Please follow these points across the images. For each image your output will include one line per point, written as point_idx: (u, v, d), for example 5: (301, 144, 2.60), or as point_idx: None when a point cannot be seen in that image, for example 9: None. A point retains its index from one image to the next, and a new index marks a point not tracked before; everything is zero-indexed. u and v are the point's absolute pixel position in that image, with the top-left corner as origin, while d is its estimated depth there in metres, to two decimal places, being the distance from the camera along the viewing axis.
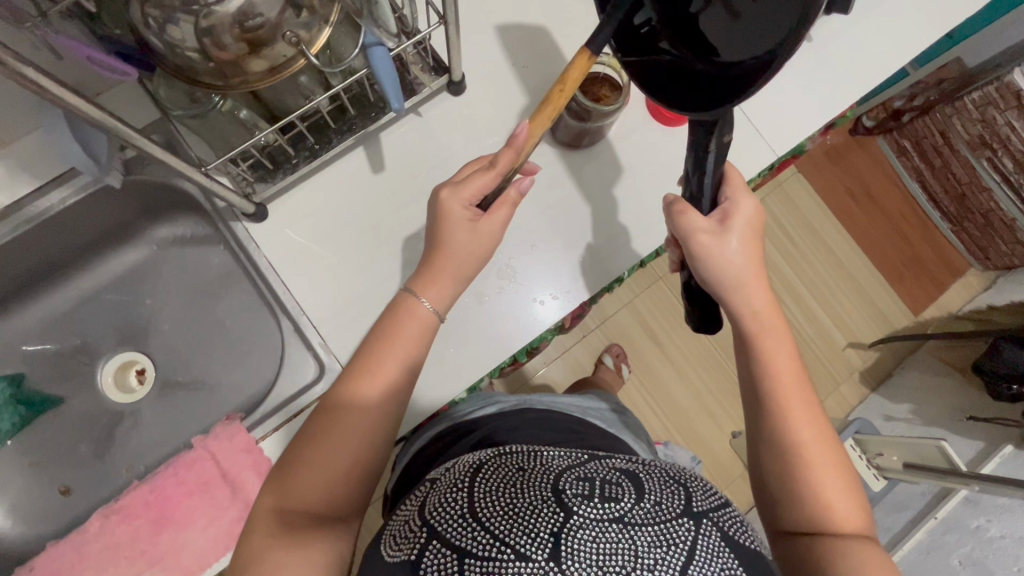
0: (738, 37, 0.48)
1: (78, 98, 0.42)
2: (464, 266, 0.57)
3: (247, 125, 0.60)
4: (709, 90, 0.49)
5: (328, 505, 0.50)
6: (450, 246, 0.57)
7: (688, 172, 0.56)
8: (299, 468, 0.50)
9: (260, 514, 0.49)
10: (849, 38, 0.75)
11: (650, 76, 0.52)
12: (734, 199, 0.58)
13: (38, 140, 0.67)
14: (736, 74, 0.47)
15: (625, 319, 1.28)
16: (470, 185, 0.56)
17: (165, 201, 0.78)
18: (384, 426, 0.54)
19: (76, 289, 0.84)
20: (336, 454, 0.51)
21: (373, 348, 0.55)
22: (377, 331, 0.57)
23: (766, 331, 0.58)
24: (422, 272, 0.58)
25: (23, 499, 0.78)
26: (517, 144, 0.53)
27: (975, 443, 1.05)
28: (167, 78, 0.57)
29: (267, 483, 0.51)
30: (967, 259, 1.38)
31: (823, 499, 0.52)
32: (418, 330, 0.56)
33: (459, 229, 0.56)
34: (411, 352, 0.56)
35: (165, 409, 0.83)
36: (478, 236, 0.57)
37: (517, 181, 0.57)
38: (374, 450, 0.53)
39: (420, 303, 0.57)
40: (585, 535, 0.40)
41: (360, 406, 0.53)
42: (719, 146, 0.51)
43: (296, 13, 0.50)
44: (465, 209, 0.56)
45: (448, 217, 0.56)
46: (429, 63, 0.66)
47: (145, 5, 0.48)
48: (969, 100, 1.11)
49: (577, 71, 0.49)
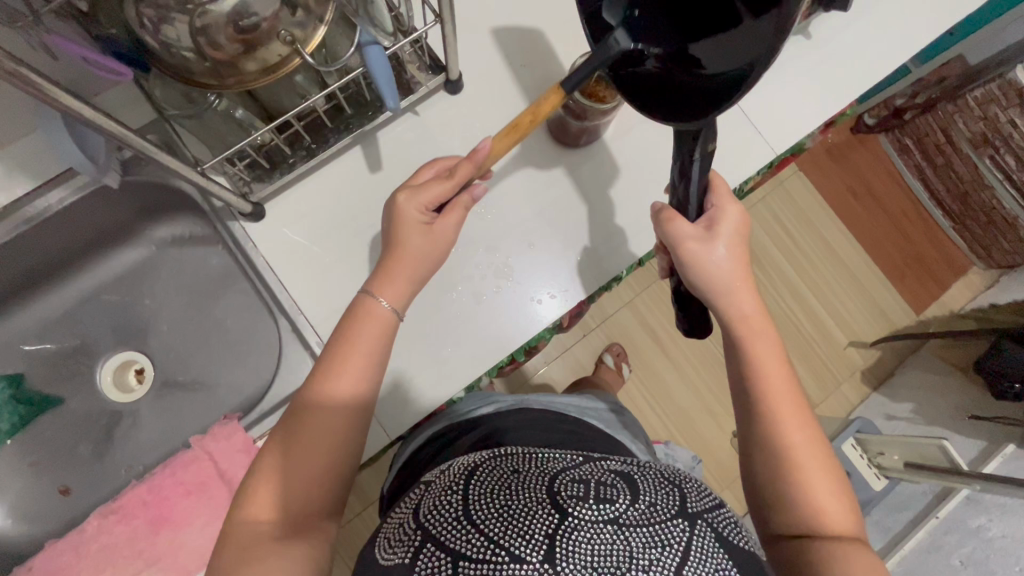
0: (720, 46, 0.49)
1: (71, 97, 0.42)
2: (418, 266, 0.57)
3: (243, 125, 0.60)
4: (691, 103, 0.50)
5: (305, 513, 0.50)
6: (404, 247, 0.56)
7: (675, 181, 0.57)
8: (274, 477, 0.50)
9: (237, 526, 0.48)
10: (849, 35, 0.74)
11: (636, 89, 0.52)
12: (720, 206, 0.58)
13: (35, 141, 0.67)
14: (717, 88, 0.48)
15: (625, 318, 1.27)
16: (425, 190, 0.56)
17: (163, 202, 0.78)
18: (356, 428, 0.53)
19: (74, 289, 0.84)
20: (310, 460, 0.51)
21: (336, 348, 0.54)
22: (337, 335, 0.55)
23: (756, 334, 0.58)
24: (377, 273, 0.57)
25: (23, 498, 0.79)
26: (479, 158, 0.54)
27: (977, 442, 1.05)
28: (162, 78, 0.56)
29: (244, 491, 0.50)
30: (970, 257, 1.37)
31: (815, 502, 0.51)
32: (378, 328, 0.55)
33: (412, 230, 0.56)
34: (376, 350, 0.55)
35: (164, 409, 0.83)
36: (434, 240, 0.57)
37: (472, 188, 0.57)
38: (348, 453, 0.53)
39: (377, 301, 0.56)
40: (580, 537, 0.40)
41: (333, 400, 0.52)
42: (704, 153, 0.52)
43: (292, 12, 0.50)
44: (420, 212, 0.56)
45: (400, 221, 0.56)
46: (426, 62, 0.66)
47: (139, 4, 0.48)
48: (972, 97, 1.10)
49: (546, 106, 0.50)
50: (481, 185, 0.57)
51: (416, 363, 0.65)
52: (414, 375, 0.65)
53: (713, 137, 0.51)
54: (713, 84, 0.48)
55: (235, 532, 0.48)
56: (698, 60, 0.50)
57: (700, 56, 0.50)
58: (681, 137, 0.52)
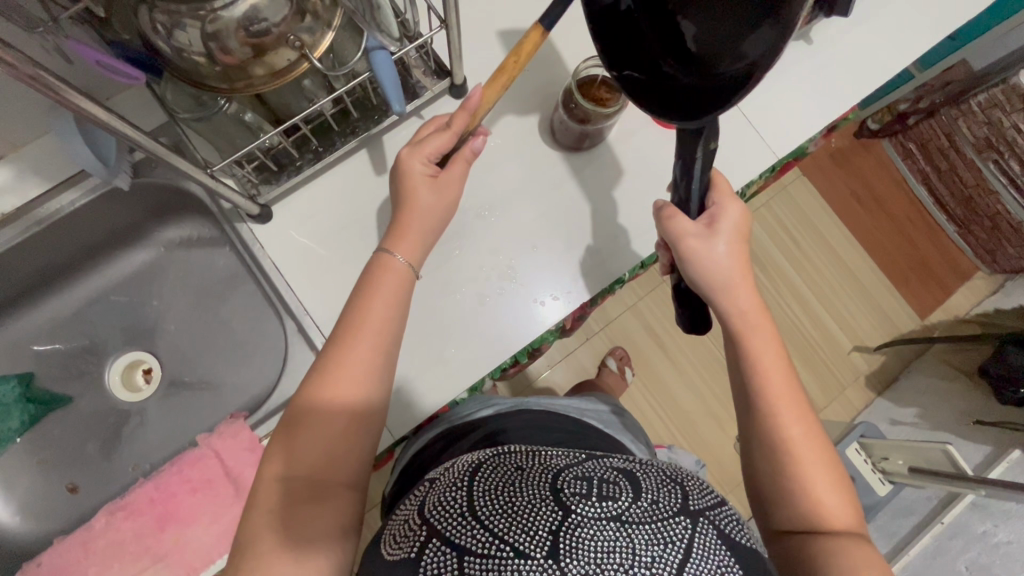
0: (724, 44, 0.47)
1: (86, 101, 0.43)
2: (425, 220, 0.59)
3: (251, 127, 0.62)
4: (697, 100, 0.48)
5: (332, 471, 0.51)
6: (414, 201, 0.59)
7: (676, 180, 0.57)
8: (292, 441, 0.51)
9: (262, 484, 0.50)
10: (849, 42, 0.75)
11: (687, 104, 0.49)
12: (722, 204, 0.59)
13: (48, 144, 0.69)
14: (725, 82, 0.47)
15: (629, 322, 1.28)
16: (427, 143, 0.59)
17: (171, 203, 0.79)
18: (373, 394, 0.54)
19: (85, 289, 0.86)
20: (331, 419, 0.52)
21: (354, 308, 0.56)
22: (357, 293, 0.57)
23: (751, 334, 0.58)
24: (390, 230, 0.59)
25: (32, 495, 0.80)
26: (471, 107, 0.56)
27: (982, 448, 1.05)
28: (173, 83, 0.58)
29: (268, 451, 0.52)
30: (975, 261, 1.37)
31: (814, 496, 0.52)
32: (397, 281, 0.57)
33: (420, 184, 0.59)
34: (396, 301, 0.56)
35: (172, 409, 0.84)
36: (441, 190, 0.59)
37: (471, 140, 0.59)
38: (371, 408, 0.54)
39: (393, 257, 0.58)
40: (583, 534, 0.40)
41: (352, 364, 0.53)
42: (706, 151, 0.52)
43: (301, 18, 0.51)
44: (425, 165, 0.59)
45: (408, 176, 0.59)
46: (431, 67, 0.67)
47: (153, 11, 0.49)
48: (975, 102, 1.10)
49: (527, 47, 0.50)
50: (479, 137, 0.59)
51: (420, 363, 0.65)
52: (417, 377, 0.65)
53: (713, 137, 0.51)
54: (721, 80, 0.47)
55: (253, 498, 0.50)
56: (698, 53, 0.48)
57: (706, 53, 0.48)
58: (681, 136, 0.51)
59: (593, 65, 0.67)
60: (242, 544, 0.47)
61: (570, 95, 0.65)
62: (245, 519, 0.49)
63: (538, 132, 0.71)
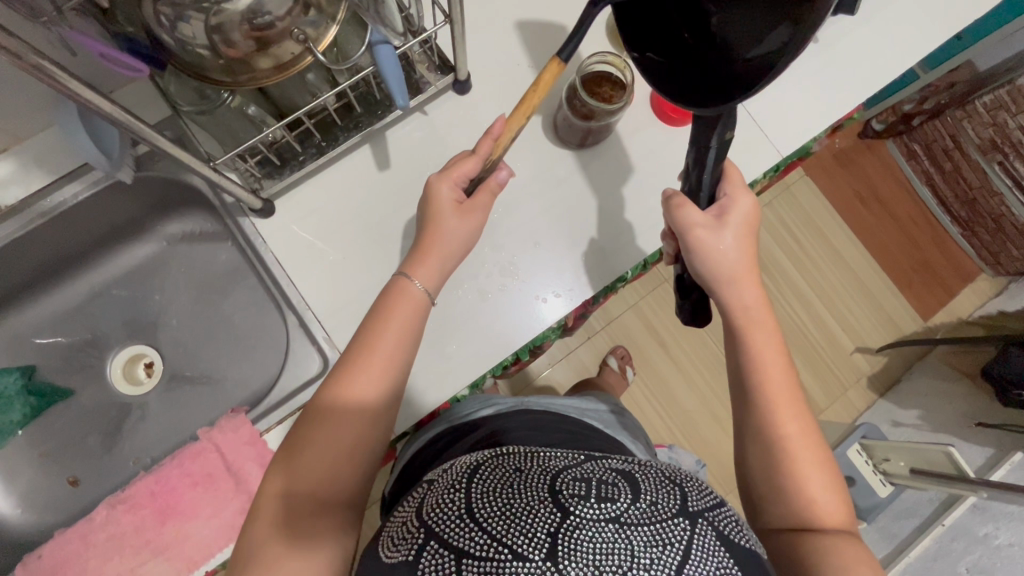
0: (739, 27, 0.46)
1: (88, 92, 0.42)
2: (448, 251, 0.59)
3: (255, 121, 0.62)
4: (718, 86, 0.48)
5: (332, 490, 0.51)
6: (438, 228, 0.58)
7: (688, 166, 0.57)
8: (296, 453, 0.51)
9: (263, 496, 0.50)
10: (855, 39, 0.75)
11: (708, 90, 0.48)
12: (733, 196, 0.59)
13: (51, 137, 0.70)
14: (743, 68, 0.46)
15: (630, 321, 1.28)
16: (455, 168, 0.59)
17: (173, 197, 0.79)
18: (380, 403, 0.54)
19: (88, 282, 0.86)
20: (340, 431, 0.52)
21: (369, 330, 0.56)
22: (372, 314, 0.57)
23: (753, 329, 0.58)
24: (411, 254, 0.59)
25: (33, 488, 0.80)
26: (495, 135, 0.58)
27: (984, 450, 1.05)
28: (176, 74, 0.58)
29: (274, 463, 0.52)
30: (978, 263, 1.36)
31: (805, 493, 0.52)
32: (413, 309, 0.57)
33: (445, 212, 0.59)
34: (407, 333, 0.56)
35: (174, 402, 0.84)
36: (465, 219, 0.59)
37: (497, 172, 0.60)
38: (380, 428, 0.54)
39: (411, 282, 0.58)
40: (581, 536, 0.40)
41: (363, 378, 0.53)
42: (721, 141, 0.51)
43: (304, 11, 0.51)
44: (452, 191, 0.59)
45: (436, 200, 0.59)
46: (435, 62, 0.67)
47: (156, 2, 0.49)
48: (981, 103, 1.10)
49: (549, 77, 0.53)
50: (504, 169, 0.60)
51: (420, 359, 0.65)
52: (417, 372, 0.65)
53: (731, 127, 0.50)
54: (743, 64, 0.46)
55: (257, 508, 0.50)
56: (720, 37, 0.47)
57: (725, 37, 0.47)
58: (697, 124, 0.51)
59: (597, 61, 0.68)
60: (244, 552, 0.48)
61: (575, 90, 0.65)
62: (246, 531, 0.49)
63: (543, 128, 0.71)
